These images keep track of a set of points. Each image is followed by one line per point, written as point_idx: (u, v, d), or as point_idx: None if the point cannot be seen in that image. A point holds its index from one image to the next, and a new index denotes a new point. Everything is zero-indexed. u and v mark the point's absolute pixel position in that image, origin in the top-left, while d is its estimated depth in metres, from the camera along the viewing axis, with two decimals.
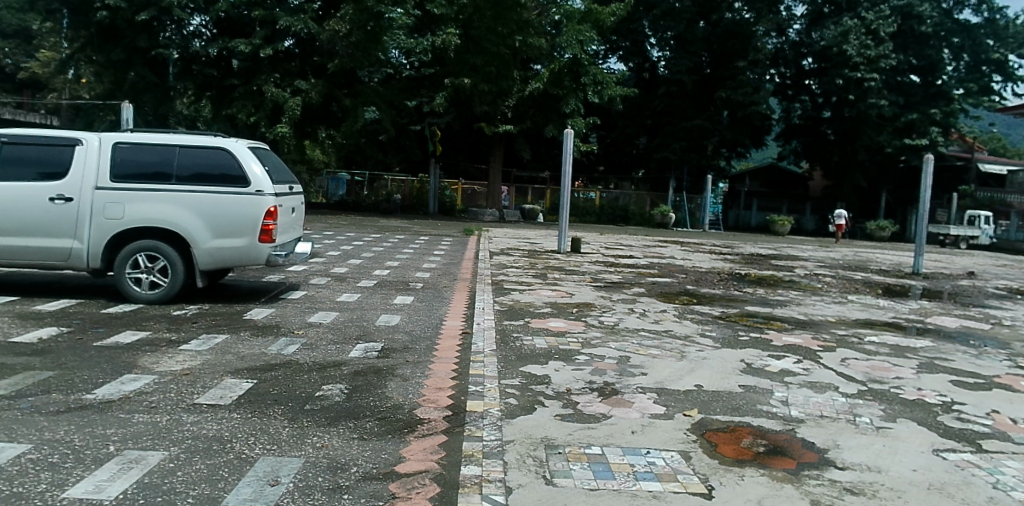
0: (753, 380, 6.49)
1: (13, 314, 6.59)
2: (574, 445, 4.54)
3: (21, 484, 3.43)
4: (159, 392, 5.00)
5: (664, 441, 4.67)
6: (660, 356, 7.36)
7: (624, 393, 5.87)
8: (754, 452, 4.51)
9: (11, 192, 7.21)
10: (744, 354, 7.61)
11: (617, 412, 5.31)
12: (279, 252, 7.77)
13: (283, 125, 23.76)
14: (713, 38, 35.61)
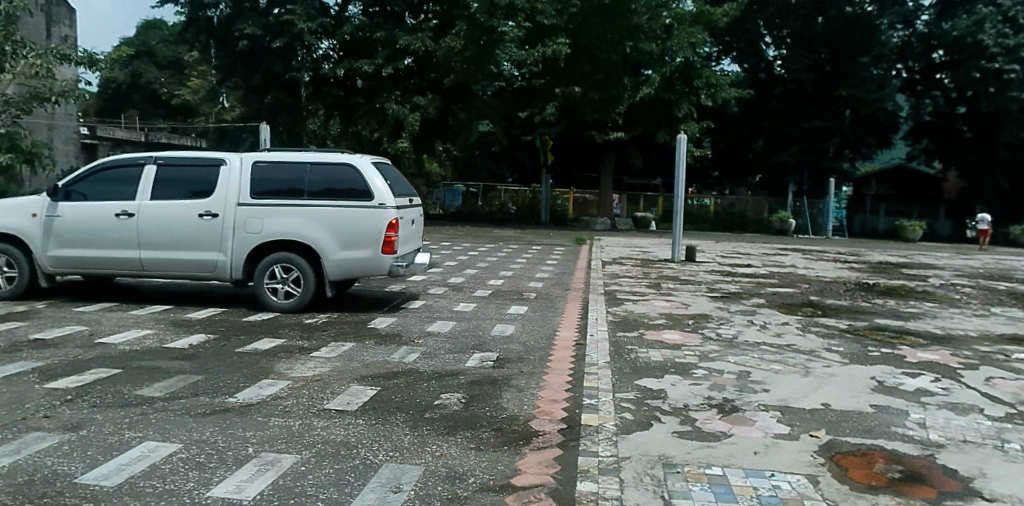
0: (886, 400, 5.97)
1: (166, 321, 7.21)
2: (693, 465, 4.33)
3: (173, 482, 3.71)
4: (293, 397, 5.27)
5: (788, 464, 4.36)
6: (782, 372, 6.92)
7: (744, 411, 5.55)
8: (887, 479, 4.13)
9: (165, 210, 7.89)
10: (874, 371, 7.02)
11: (737, 431, 5.03)
12: (400, 262, 8.03)
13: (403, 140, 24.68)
14: (832, 36, 32.98)
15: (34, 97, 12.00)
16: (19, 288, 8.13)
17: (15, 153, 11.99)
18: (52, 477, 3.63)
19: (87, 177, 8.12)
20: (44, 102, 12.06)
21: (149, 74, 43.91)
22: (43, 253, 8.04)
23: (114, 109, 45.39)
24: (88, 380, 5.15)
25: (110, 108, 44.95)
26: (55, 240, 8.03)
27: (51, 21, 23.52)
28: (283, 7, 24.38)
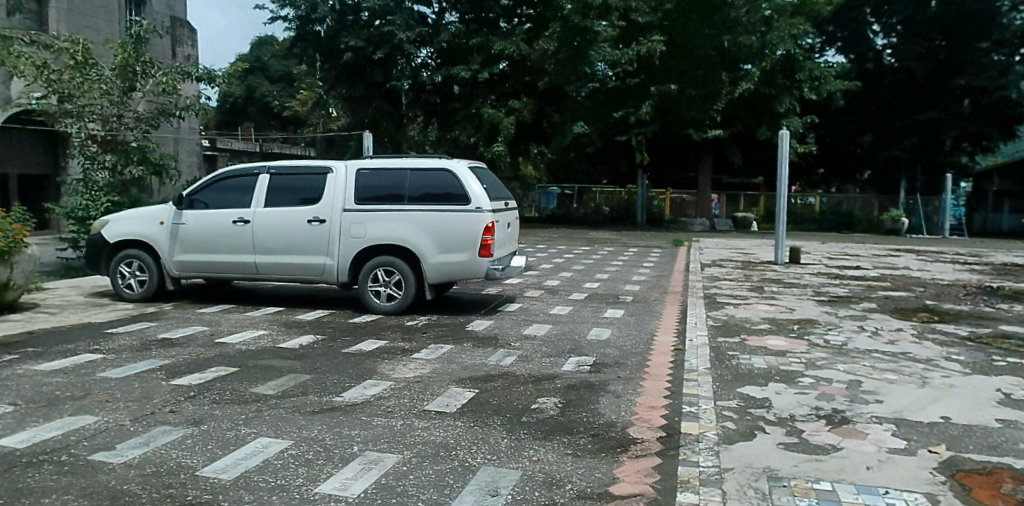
0: (1016, 415, 5.42)
1: (279, 322, 7.59)
2: (801, 479, 4.07)
3: (284, 477, 3.87)
4: (395, 398, 5.40)
5: (904, 481, 4.02)
6: (896, 382, 6.44)
7: (855, 423, 5.19)
8: (1020, 501, 3.73)
9: (277, 216, 8.31)
10: (1002, 383, 6.40)
11: (847, 444, 4.70)
12: (497, 266, 8.08)
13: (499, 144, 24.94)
14: (948, 19, 30.69)
15: (162, 112, 12.90)
16: (150, 291, 8.78)
17: (145, 166, 12.88)
18: (176, 468, 3.88)
19: (208, 187, 8.69)
20: (170, 117, 12.99)
21: (262, 88, 46.64)
22: (170, 258, 8.67)
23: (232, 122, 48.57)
24: (209, 377, 5.49)
25: (229, 121, 48.11)
26: (181, 246, 8.63)
27: (177, 42, 25.42)
28: (383, 18, 25.20)
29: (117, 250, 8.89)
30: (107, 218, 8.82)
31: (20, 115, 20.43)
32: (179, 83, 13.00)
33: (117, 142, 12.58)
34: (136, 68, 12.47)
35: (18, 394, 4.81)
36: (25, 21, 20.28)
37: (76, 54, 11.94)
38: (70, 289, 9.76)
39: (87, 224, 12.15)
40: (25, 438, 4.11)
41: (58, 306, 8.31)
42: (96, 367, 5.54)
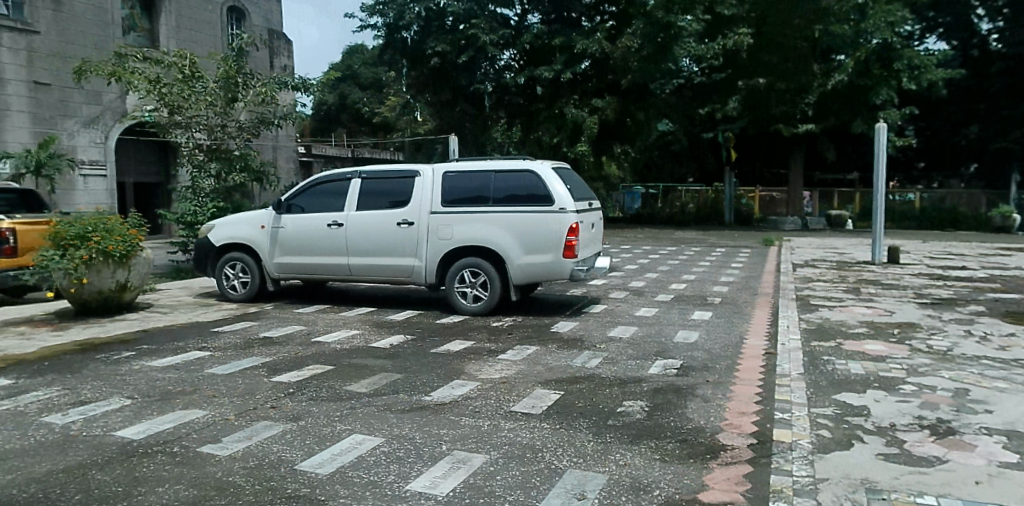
0: None
1: (371, 322, 7.82)
2: (902, 492, 3.81)
3: (375, 474, 3.97)
4: (482, 398, 5.45)
5: (1019, 499, 3.68)
6: (1010, 391, 5.94)
7: (963, 435, 4.81)
8: None
9: (368, 219, 8.57)
10: None
11: (953, 457, 4.37)
12: (581, 267, 8.02)
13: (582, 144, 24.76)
14: None
15: (261, 121, 13.52)
16: (252, 291, 9.26)
17: (247, 173, 13.53)
18: (276, 462, 4.05)
19: (304, 191, 9.07)
20: (269, 125, 13.55)
21: (354, 95, 48.25)
22: (270, 260, 9.10)
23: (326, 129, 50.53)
24: (306, 374, 5.73)
25: (323, 128, 50.06)
26: (280, 248, 9.05)
27: (275, 54, 26.66)
28: (467, 22, 25.52)
29: (222, 253, 9.41)
30: (212, 222, 9.36)
31: (137, 127, 22.12)
32: (277, 93, 13.55)
33: (222, 151, 13.32)
34: (237, 80, 13.07)
35: (136, 388, 5.17)
36: (139, 40, 21.82)
37: (184, 69, 12.71)
38: (182, 290, 10.43)
39: (196, 228, 12.87)
40: (141, 429, 4.41)
41: (171, 305, 8.90)
42: (204, 364, 5.88)
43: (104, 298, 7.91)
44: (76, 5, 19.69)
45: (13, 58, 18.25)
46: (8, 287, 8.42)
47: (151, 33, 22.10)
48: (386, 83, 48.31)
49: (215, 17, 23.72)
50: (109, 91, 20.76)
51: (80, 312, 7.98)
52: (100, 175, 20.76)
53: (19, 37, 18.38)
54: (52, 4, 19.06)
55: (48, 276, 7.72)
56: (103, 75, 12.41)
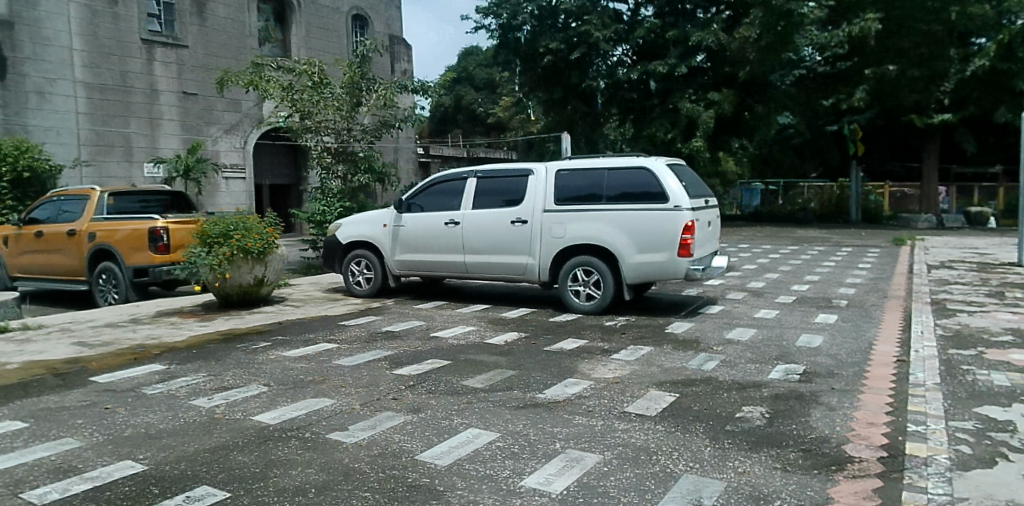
0: None
1: (485, 319, 7.95)
2: None
3: (491, 468, 4.03)
4: (595, 398, 5.40)
5: None
6: None
7: None
8: None
9: (483, 218, 8.73)
10: None
11: None
12: (697, 266, 7.79)
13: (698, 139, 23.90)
14: None
15: (383, 124, 14.14)
16: (375, 287, 9.68)
17: (370, 174, 14.18)
18: (398, 452, 4.21)
19: (423, 191, 9.37)
20: (390, 128, 14.12)
21: (469, 96, 49.27)
22: (392, 257, 9.48)
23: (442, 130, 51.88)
24: (425, 368, 5.91)
25: (439, 129, 51.42)
26: (400, 246, 9.40)
27: (395, 59, 27.63)
28: (579, 18, 25.35)
29: (347, 250, 9.91)
30: (339, 221, 9.86)
31: (272, 132, 23.68)
32: (396, 96, 14.08)
33: (347, 153, 14.03)
34: (361, 85, 13.75)
35: (271, 376, 5.53)
36: (273, 50, 23.30)
37: (313, 76, 13.40)
38: (311, 285, 11.08)
39: (324, 227, 13.56)
40: (276, 415, 4.72)
41: (301, 300, 9.48)
42: (331, 355, 6.21)
43: (243, 292, 8.54)
44: (219, 20, 21.35)
45: (165, 71, 20.10)
46: (162, 280, 9.29)
47: (284, 43, 23.56)
48: (500, 83, 48.99)
49: (340, 25, 24.95)
50: (247, 99, 22.34)
51: (223, 304, 8.65)
52: (239, 178, 22.35)
53: (170, 51, 20.19)
54: (198, 19, 20.76)
55: (196, 270, 8.43)
56: (243, 84, 13.40)
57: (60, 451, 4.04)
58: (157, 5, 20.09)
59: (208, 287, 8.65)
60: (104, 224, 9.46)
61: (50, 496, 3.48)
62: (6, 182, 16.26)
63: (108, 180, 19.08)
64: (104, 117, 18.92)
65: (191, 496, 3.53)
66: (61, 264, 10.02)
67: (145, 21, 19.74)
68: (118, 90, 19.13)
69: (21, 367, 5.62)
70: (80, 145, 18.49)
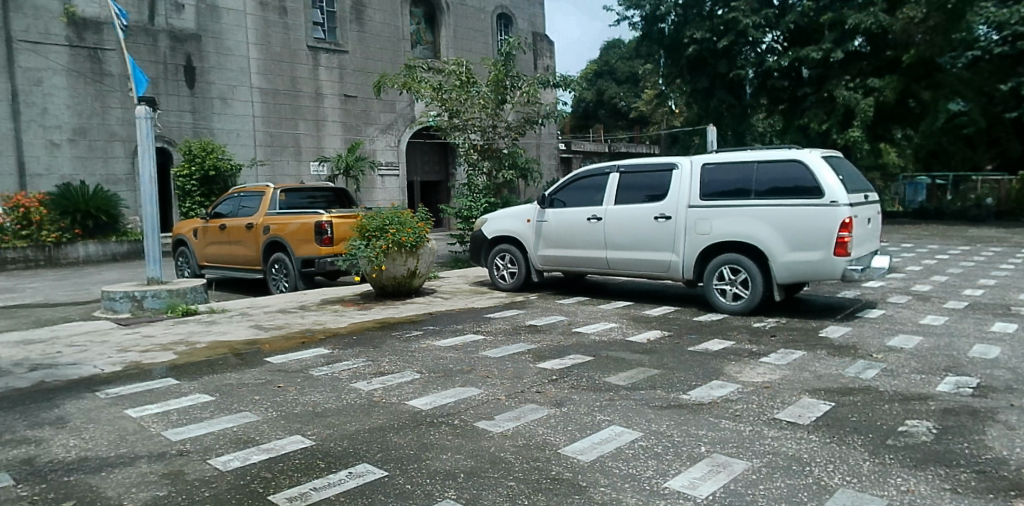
0: None
1: (627, 316, 7.86)
2: None
3: (635, 467, 3.99)
4: (744, 402, 5.17)
5: None
6: None
7: None
8: None
9: (626, 213, 8.62)
10: None
11: None
12: (855, 266, 7.26)
13: (855, 130, 22.13)
14: None
15: (527, 120, 14.34)
16: (519, 281, 9.88)
17: (514, 170, 14.42)
18: (542, 444, 4.27)
19: (566, 186, 9.43)
20: (534, 124, 14.23)
21: (611, 91, 48.89)
22: (535, 252, 9.61)
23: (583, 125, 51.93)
24: (568, 363, 5.95)
25: (581, 124, 51.50)
26: (543, 241, 9.51)
27: (539, 55, 27.91)
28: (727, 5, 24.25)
29: (493, 245, 10.18)
30: (485, 216, 10.14)
31: (423, 130, 24.63)
32: (540, 92, 14.21)
33: (493, 149, 14.32)
34: (505, 83, 13.98)
35: (423, 364, 5.79)
36: (425, 51, 24.32)
37: (461, 76, 13.86)
38: (458, 278, 11.49)
39: (471, 222, 14.00)
40: (428, 401, 4.93)
41: (449, 292, 9.85)
42: (479, 346, 6.41)
43: (397, 283, 9.02)
44: (376, 25, 22.62)
45: (328, 75, 21.63)
46: (327, 271, 10.02)
47: (434, 45, 24.50)
48: (643, 76, 48.15)
49: (486, 24, 25.59)
50: (401, 100, 23.47)
51: (380, 294, 9.19)
52: (394, 175, 23.45)
53: (332, 57, 21.71)
54: (358, 26, 22.12)
55: (355, 262, 8.98)
56: (398, 86, 14.13)
57: (240, 423, 4.47)
58: (321, 14, 21.63)
59: (366, 278, 9.21)
60: (278, 218, 10.34)
61: (233, 464, 3.88)
62: (196, 180, 18.32)
63: (281, 178, 20.83)
64: (276, 120, 20.70)
65: (353, 472, 3.80)
66: (241, 254, 11.03)
67: (311, 30, 21.33)
68: (288, 94, 20.83)
69: (209, 346, 6.28)
70: (256, 146, 20.35)
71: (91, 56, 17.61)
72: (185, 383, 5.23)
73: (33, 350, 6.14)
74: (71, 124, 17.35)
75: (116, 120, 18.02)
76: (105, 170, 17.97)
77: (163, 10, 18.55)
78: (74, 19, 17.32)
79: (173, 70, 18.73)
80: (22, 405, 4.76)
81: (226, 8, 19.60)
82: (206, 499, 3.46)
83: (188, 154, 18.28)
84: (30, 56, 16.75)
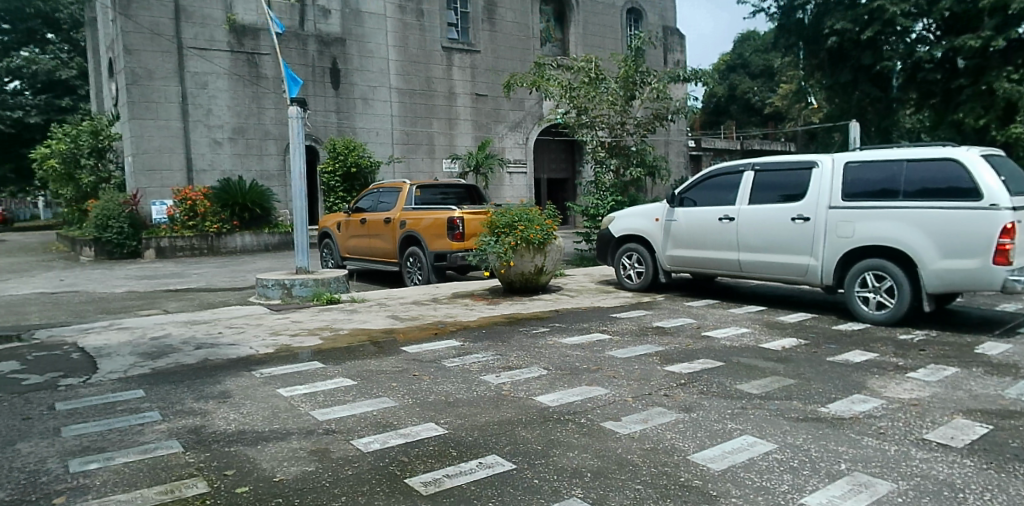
0: None
1: (761, 322, 7.56)
2: None
3: (769, 480, 3.84)
4: (889, 419, 4.84)
5: None
6: None
7: None
8: None
9: (761, 214, 8.29)
10: None
11: None
12: (1018, 277, 6.56)
13: (1018, 125, 19.91)
14: None
15: (656, 117, 14.08)
16: (645, 282, 9.76)
17: (643, 168, 14.17)
18: (670, 449, 4.21)
19: (697, 185, 9.21)
20: (664, 121, 13.97)
21: (744, 85, 47.08)
22: (663, 253, 9.45)
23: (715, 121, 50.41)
24: (697, 368, 5.80)
25: (712, 120, 50.02)
26: (672, 241, 9.33)
27: (669, 49, 27.35)
28: None
29: (619, 243, 10.09)
30: (613, 214, 10.09)
31: (551, 128, 24.80)
32: (670, 87, 13.93)
33: (621, 147, 14.17)
34: (635, 78, 13.78)
35: (551, 361, 5.85)
36: (554, 49, 24.48)
37: (590, 73, 13.79)
38: (584, 276, 11.49)
39: (597, 220, 13.86)
40: (555, 397, 4.99)
41: (576, 290, 9.87)
42: (605, 346, 6.39)
43: (525, 279, 9.15)
44: (506, 24, 23.05)
45: (461, 74, 22.28)
46: (457, 265, 10.34)
47: (563, 42, 24.63)
48: (780, 69, 45.93)
49: (615, 20, 25.37)
50: (530, 98, 23.75)
51: (507, 289, 9.37)
52: (522, 173, 23.76)
53: (465, 56, 22.36)
54: (489, 25, 22.65)
55: (485, 258, 9.21)
56: (527, 86, 14.28)
57: (379, 407, 4.71)
58: (455, 15, 22.31)
59: (495, 273, 9.41)
60: (413, 213, 10.78)
61: (373, 445, 4.11)
62: (340, 177, 19.32)
63: (415, 175, 21.66)
64: (412, 119, 21.54)
65: (483, 462, 3.92)
66: (379, 247, 11.58)
67: (446, 31, 22.04)
68: (423, 94, 21.63)
69: (351, 333, 6.67)
70: (393, 144, 21.27)
71: (249, 61, 19.11)
72: (329, 367, 5.58)
73: (198, 329, 6.80)
74: (230, 123, 18.91)
75: (269, 120, 19.48)
76: (260, 166, 19.41)
77: (313, 15, 19.73)
78: (234, 26, 18.87)
79: (320, 73, 19.90)
80: (191, 379, 5.28)
81: (369, 12, 20.58)
82: (349, 478, 3.67)
83: (333, 152, 19.31)
84: (198, 62, 18.37)
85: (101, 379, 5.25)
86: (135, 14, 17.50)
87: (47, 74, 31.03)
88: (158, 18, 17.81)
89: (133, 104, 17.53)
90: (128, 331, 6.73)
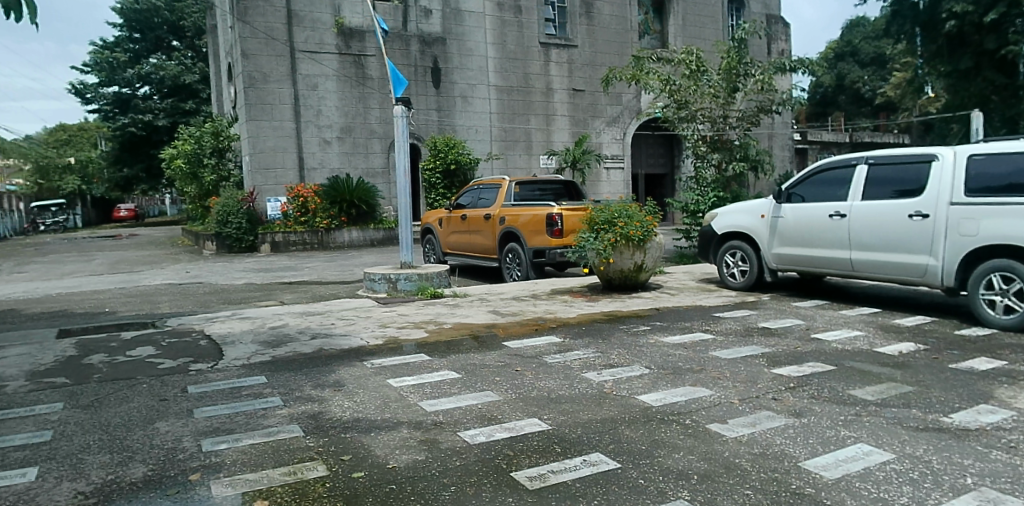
0: None
1: (874, 324, 7.23)
2: None
3: (887, 491, 3.66)
4: (1021, 432, 4.49)
5: None
6: None
7: None
8: None
9: (875, 210, 7.90)
10: None
11: None
12: None
13: None
14: None
15: (760, 109, 13.64)
16: (750, 281, 9.49)
17: (745, 162, 13.84)
18: (781, 455, 4.09)
19: (806, 181, 8.88)
20: (768, 113, 13.52)
21: (853, 74, 44.92)
22: (770, 251, 9.17)
23: (822, 112, 48.29)
24: (807, 371, 5.62)
25: (819, 112, 48.08)
26: (779, 239, 9.05)
27: (773, 39, 26.39)
28: None
29: (723, 241, 9.86)
30: (716, 211, 9.87)
31: (650, 122, 24.49)
32: (775, 78, 13.45)
33: (723, 141, 13.80)
34: (738, 70, 13.38)
35: (653, 360, 5.81)
36: (652, 41, 24.21)
37: (690, 65, 13.49)
38: (685, 274, 11.29)
39: (698, 216, 13.57)
40: (658, 397, 4.95)
41: (676, 288, 9.72)
42: (708, 346, 6.28)
43: (624, 276, 9.10)
44: (604, 18, 22.86)
45: (558, 70, 22.26)
46: (556, 262, 10.39)
47: (662, 33, 24.27)
48: (893, 57, 43.46)
49: (716, 9, 24.74)
50: (628, 92, 23.50)
51: (606, 286, 9.34)
52: (619, 168, 23.61)
53: (563, 52, 22.31)
54: (587, 20, 22.51)
55: (584, 254, 9.23)
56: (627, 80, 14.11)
57: (483, 401, 4.82)
58: (553, 10, 22.30)
59: (594, 270, 9.40)
60: (511, 209, 10.89)
61: (479, 438, 4.21)
62: (439, 173, 19.69)
63: (512, 171, 21.81)
64: (511, 115, 21.70)
65: (588, 460, 3.93)
66: (479, 243, 11.77)
67: (543, 27, 22.09)
68: (520, 91, 21.77)
69: (454, 327, 6.83)
70: (491, 141, 21.47)
71: (355, 62, 19.79)
72: (436, 359, 5.75)
73: (313, 320, 7.16)
74: (338, 123, 19.65)
75: (374, 119, 20.12)
76: (366, 163, 20.09)
77: (415, 16, 20.19)
78: (342, 29, 19.58)
79: (422, 72, 20.34)
80: (309, 367, 5.57)
81: (468, 11, 20.86)
82: (457, 468, 3.78)
83: (434, 149, 19.70)
84: (309, 64, 19.19)
85: (227, 365, 5.61)
86: (252, 20, 18.44)
87: (172, 79, 33.00)
88: (272, 23, 18.71)
89: (249, 106, 18.54)
90: (250, 321, 7.16)
